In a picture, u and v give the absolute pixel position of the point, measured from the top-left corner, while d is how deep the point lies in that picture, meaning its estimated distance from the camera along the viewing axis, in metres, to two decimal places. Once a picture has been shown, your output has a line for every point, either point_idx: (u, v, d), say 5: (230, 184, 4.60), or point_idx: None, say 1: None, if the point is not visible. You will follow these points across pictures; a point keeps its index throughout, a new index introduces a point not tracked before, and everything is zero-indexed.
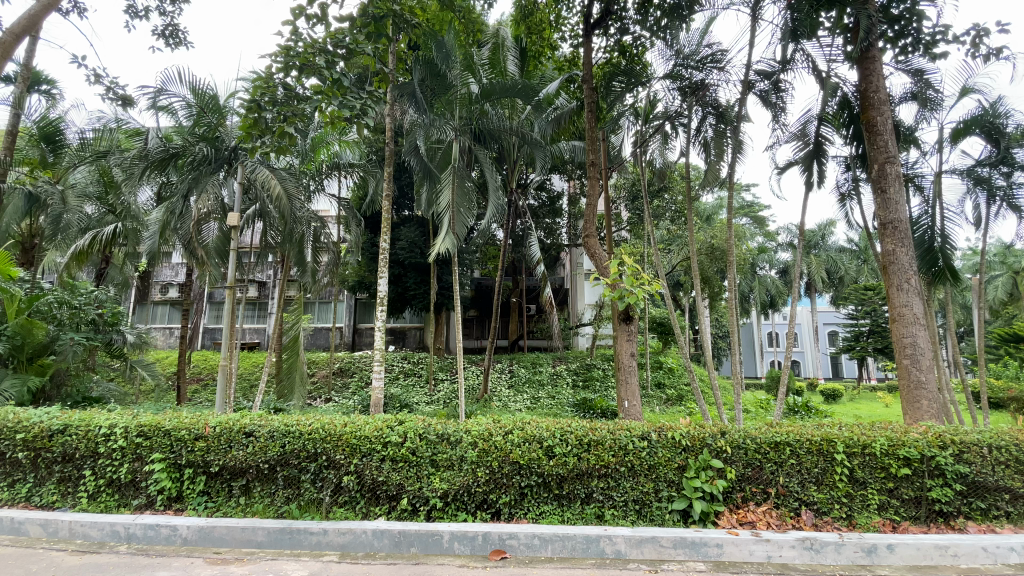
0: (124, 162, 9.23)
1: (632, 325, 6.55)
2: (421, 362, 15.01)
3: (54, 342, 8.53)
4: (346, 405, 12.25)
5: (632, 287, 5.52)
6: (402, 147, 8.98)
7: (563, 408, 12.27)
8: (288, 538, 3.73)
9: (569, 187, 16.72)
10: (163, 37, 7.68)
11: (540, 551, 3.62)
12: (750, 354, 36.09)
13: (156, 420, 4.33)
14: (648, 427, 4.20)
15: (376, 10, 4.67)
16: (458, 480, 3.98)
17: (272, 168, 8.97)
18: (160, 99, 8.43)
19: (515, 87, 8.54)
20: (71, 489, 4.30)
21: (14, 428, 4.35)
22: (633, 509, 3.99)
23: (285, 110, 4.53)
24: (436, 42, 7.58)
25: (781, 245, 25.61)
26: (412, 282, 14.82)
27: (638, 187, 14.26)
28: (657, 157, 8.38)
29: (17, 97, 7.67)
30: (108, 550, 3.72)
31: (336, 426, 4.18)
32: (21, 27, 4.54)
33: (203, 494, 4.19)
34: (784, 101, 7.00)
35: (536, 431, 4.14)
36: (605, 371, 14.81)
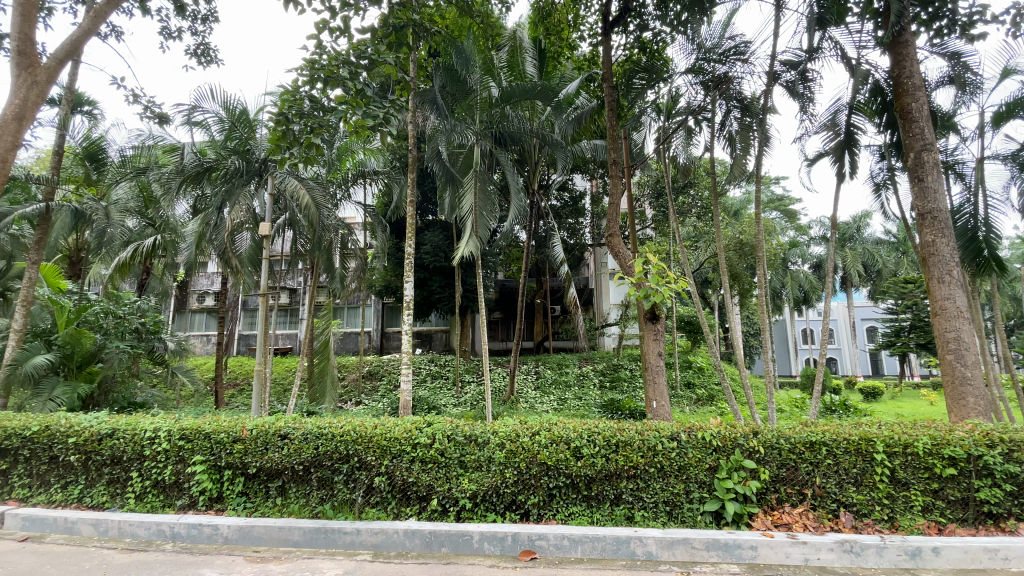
0: (162, 177, 9.64)
1: (659, 324, 6.42)
2: (447, 364, 15.19)
3: (101, 351, 9.02)
4: (376, 407, 12.45)
5: (657, 285, 5.41)
6: (425, 152, 9.05)
7: (591, 408, 12.16)
8: (323, 538, 3.83)
9: (591, 186, 16.60)
10: (196, 55, 8.03)
11: (569, 553, 3.62)
12: (783, 352, 35.17)
13: (196, 424, 4.53)
14: (677, 427, 4.16)
15: (397, 20, 4.81)
16: (487, 481, 4.01)
17: (301, 178, 9.30)
18: (195, 115, 8.80)
19: (536, 89, 8.52)
20: (120, 490, 4.51)
21: (66, 433, 4.58)
22: (663, 511, 3.95)
23: (311, 122, 4.69)
24: (456, 48, 7.77)
25: (814, 239, 24.82)
26: (437, 285, 15.02)
27: (662, 184, 14.06)
28: (681, 154, 8.30)
29: (62, 118, 8.07)
30: (154, 549, 3.88)
31: (366, 429, 4.28)
32: (65, 52, 4.87)
33: (242, 494, 4.32)
34: (812, 91, 6.83)
35: (563, 431, 4.13)
36: (633, 371, 14.66)
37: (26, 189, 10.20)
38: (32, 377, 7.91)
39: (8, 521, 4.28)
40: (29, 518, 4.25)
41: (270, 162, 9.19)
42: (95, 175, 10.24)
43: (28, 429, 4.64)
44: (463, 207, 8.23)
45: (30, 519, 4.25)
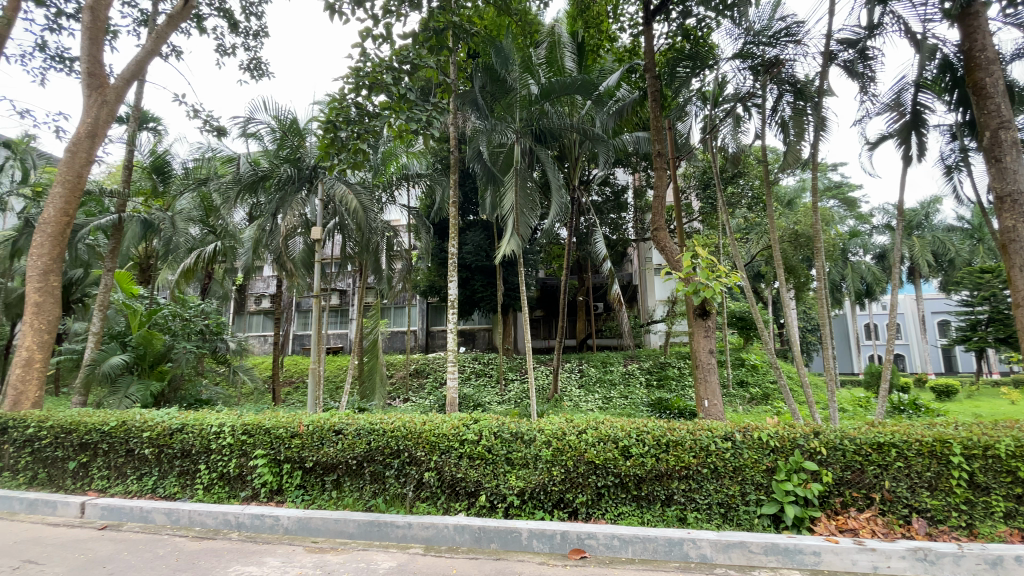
0: (221, 187, 10.21)
1: (710, 320, 6.18)
2: (491, 362, 15.29)
3: (170, 351, 9.70)
4: (423, 404, 12.71)
5: (707, 280, 5.22)
6: (466, 153, 9.17)
7: (638, 407, 11.90)
8: (376, 531, 3.94)
9: (634, 180, 16.28)
10: (249, 70, 8.47)
11: (620, 553, 3.55)
12: (844, 349, 33.32)
13: (257, 420, 4.76)
14: (731, 427, 4.01)
15: (437, 23, 4.89)
16: (534, 479, 4.00)
17: (349, 183, 9.63)
18: (250, 127, 9.27)
19: (575, 84, 8.42)
20: (190, 481, 4.81)
21: (142, 428, 4.93)
22: (718, 513, 3.82)
23: (359, 128, 4.87)
24: (496, 47, 7.86)
25: (877, 228, 23.34)
26: (480, 284, 15.20)
27: (710, 175, 13.64)
28: (729, 143, 8.01)
29: (130, 134, 8.67)
30: (222, 537, 4.11)
31: (416, 424, 4.37)
32: (131, 72, 6.29)
33: (300, 487, 4.52)
34: (873, 70, 6.39)
35: (610, 430, 4.06)
36: (681, 369, 14.26)
37: (102, 202, 11.04)
38: (111, 377, 8.65)
39: (89, 510, 4.61)
40: (108, 507, 4.57)
41: (319, 168, 9.59)
42: (162, 187, 10.98)
43: (106, 425, 5.00)
44: (504, 206, 8.27)
45: (109, 509, 4.57)
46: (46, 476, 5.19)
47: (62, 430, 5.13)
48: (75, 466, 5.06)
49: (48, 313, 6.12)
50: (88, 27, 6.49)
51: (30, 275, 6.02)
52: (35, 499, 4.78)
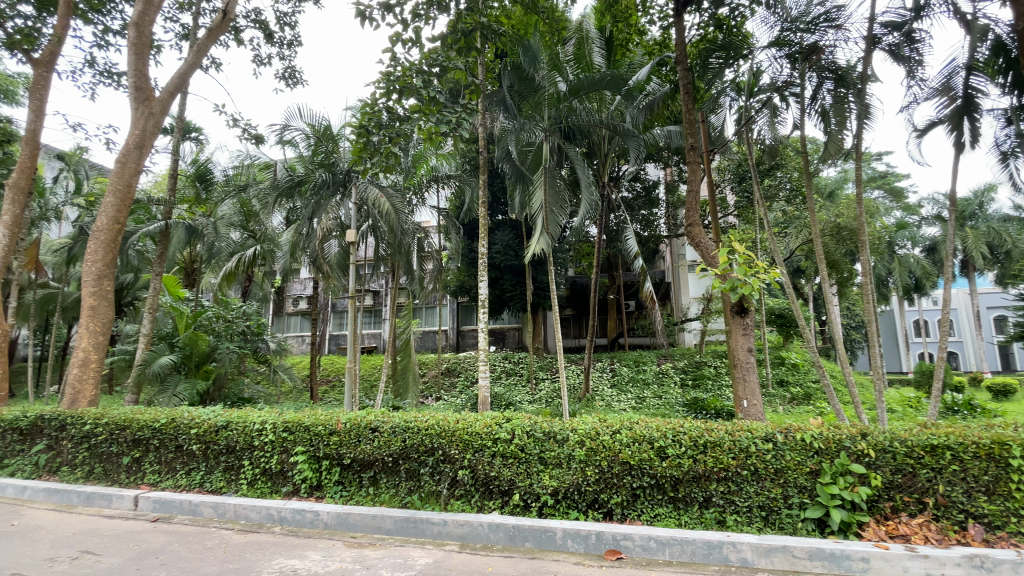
0: (260, 193, 10.58)
1: (748, 317, 6.00)
2: (521, 361, 15.29)
3: (214, 351, 10.14)
4: (455, 403, 12.84)
5: (745, 276, 5.06)
6: (495, 153, 9.23)
7: (672, 407, 11.66)
8: (412, 527, 4.01)
9: (665, 175, 15.99)
10: (284, 78, 8.74)
11: (657, 555, 3.49)
12: (892, 346, 31.79)
13: (297, 417, 4.91)
14: (772, 428, 3.89)
15: (465, 25, 4.93)
16: (568, 478, 3.98)
17: (381, 186, 9.84)
18: (286, 134, 9.58)
19: (604, 79, 8.26)
20: (235, 476, 4.99)
21: (190, 425, 5.16)
22: (759, 516, 3.70)
23: (390, 132, 4.95)
24: (524, 46, 7.90)
25: (926, 219, 22.17)
26: (509, 283, 15.24)
27: (745, 168, 13.27)
28: (766, 135, 7.77)
29: (174, 144, 9.09)
30: (265, 531, 4.26)
31: (449, 423, 4.42)
32: (174, 84, 6.57)
33: (338, 483, 4.63)
34: (921, 53, 6.05)
35: (645, 430, 4.00)
36: (717, 369, 13.91)
37: (150, 210, 11.61)
38: (160, 376, 9.14)
39: (142, 503, 4.85)
40: (160, 501, 4.80)
41: (353, 172, 9.84)
42: (204, 194, 11.48)
43: (157, 422, 5.26)
44: (533, 204, 8.26)
45: (160, 502, 4.80)
46: (102, 471, 5.48)
47: (117, 427, 5.42)
48: (129, 461, 5.34)
49: (102, 315, 6.47)
50: (133, 43, 6.83)
51: (85, 280, 6.37)
52: (93, 492, 5.06)
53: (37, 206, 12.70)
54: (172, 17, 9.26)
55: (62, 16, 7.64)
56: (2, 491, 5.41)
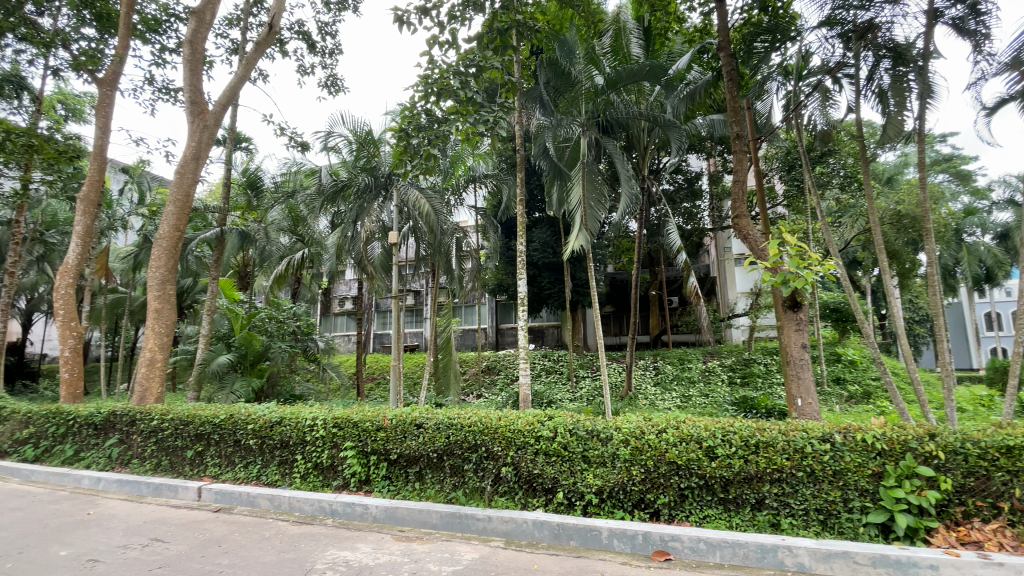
0: (307, 199, 11.00)
1: (801, 312, 5.73)
2: (561, 359, 15.21)
3: (268, 351, 10.65)
4: (496, 400, 12.92)
5: (797, 269, 4.82)
6: (533, 150, 9.16)
7: (720, 406, 11.29)
8: (458, 522, 4.06)
9: (708, 166, 15.50)
10: (326, 86, 9.04)
11: (707, 557, 3.40)
12: (960, 341, 29.63)
13: (346, 414, 5.09)
14: (829, 428, 3.72)
15: (501, 23, 4.93)
16: (613, 477, 3.93)
17: (421, 188, 10.04)
18: (330, 141, 9.88)
19: (643, 70, 8.17)
20: (288, 470, 5.20)
21: (247, 420, 5.43)
22: (816, 520, 3.53)
23: (430, 134, 5.04)
24: (560, 41, 7.85)
25: (997, 203, 20.50)
26: (547, 281, 15.21)
27: (794, 155, 12.68)
28: (818, 120, 7.51)
29: (227, 154, 9.56)
30: (318, 522, 4.44)
31: (492, 420, 4.46)
32: (225, 98, 6.92)
33: (386, 478, 4.75)
34: (988, 26, 5.59)
35: (693, 430, 3.90)
36: (767, 366, 13.36)
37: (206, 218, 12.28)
38: (218, 374, 9.70)
39: (205, 494, 5.14)
40: (221, 492, 5.07)
41: (394, 175, 10.08)
42: (255, 201, 12.02)
43: (218, 418, 5.57)
44: (571, 200, 8.18)
45: (221, 493, 5.08)
46: (168, 463, 5.84)
47: (182, 422, 5.78)
48: (192, 454, 5.67)
49: (166, 318, 6.89)
50: (188, 59, 7.23)
51: (150, 284, 6.81)
52: (161, 483, 5.41)
53: (106, 216, 13.67)
54: (223, 34, 9.76)
55: (123, 37, 8.17)
56: (81, 482, 5.85)
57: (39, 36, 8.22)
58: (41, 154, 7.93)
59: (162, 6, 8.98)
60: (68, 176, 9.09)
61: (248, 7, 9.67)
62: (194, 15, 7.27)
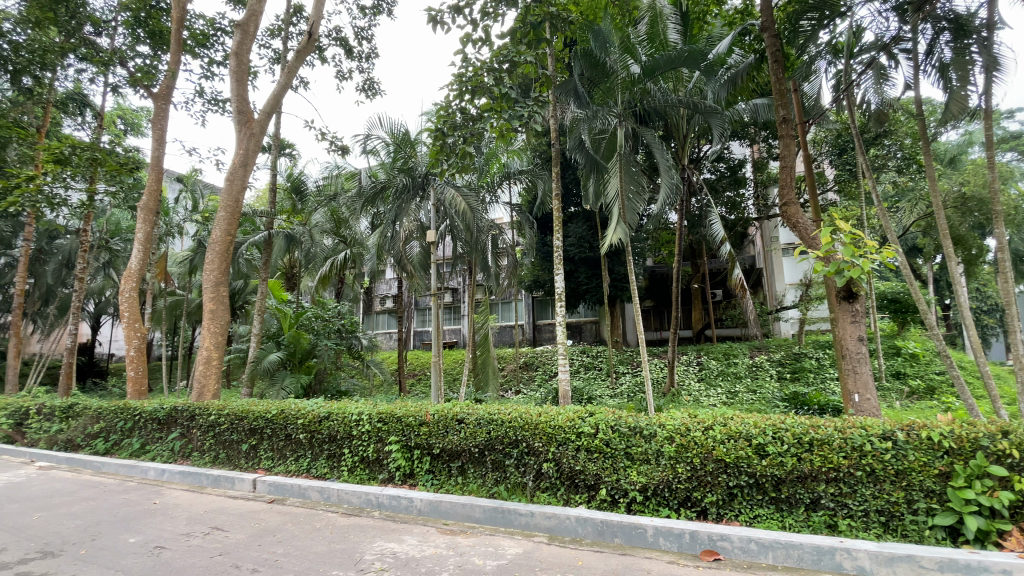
0: (349, 201, 11.31)
1: (858, 303, 5.43)
2: (600, 355, 15.05)
3: (315, 348, 11.09)
4: (535, 396, 12.94)
5: (852, 258, 4.54)
6: (568, 144, 9.08)
7: (768, 402, 10.88)
8: (501, 517, 4.09)
9: (752, 153, 14.92)
10: (364, 90, 9.25)
11: (759, 558, 3.28)
12: None
13: (390, 409, 5.21)
14: (890, 425, 3.52)
15: (535, 17, 4.85)
16: (657, 475, 3.85)
17: (457, 187, 10.17)
18: (369, 143, 10.12)
19: (681, 56, 7.87)
20: (336, 464, 5.37)
21: (296, 415, 5.66)
22: (877, 521, 3.35)
23: (465, 132, 5.07)
24: (593, 31, 7.66)
25: None
26: (585, 276, 15.07)
27: (846, 138, 12.04)
28: (872, 99, 7.15)
29: (273, 160, 9.95)
30: (366, 514, 4.57)
31: (532, 416, 4.47)
32: (269, 106, 7.19)
33: (429, 472, 4.83)
34: None
35: (741, 427, 3.77)
36: (819, 361, 12.77)
37: (255, 222, 12.84)
38: (269, 371, 10.17)
39: (259, 486, 5.38)
40: (274, 484, 5.30)
41: (431, 175, 10.25)
42: (300, 205, 12.49)
43: (269, 413, 5.82)
44: (608, 192, 8.05)
45: (275, 485, 5.30)
46: (225, 456, 6.15)
47: (237, 417, 6.08)
48: (247, 447, 5.94)
49: (221, 318, 7.26)
50: (234, 70, 7.55)
51: (205, 286, 7.18)
52: (219, 474, 5.70)
53: (164, 224, 14.49)
54: (265, 44, 10.15)
55: (175, 53, 8.62)
56: (146, 473, 6.24)
57: (98, 55, 8.76)
58: (104, 166, 8.49)
59: (209, 20, 9.40)
60: (128, 187, 9.69)
61: (288, 17, 10.01)
62: (239, 27, 7.59)
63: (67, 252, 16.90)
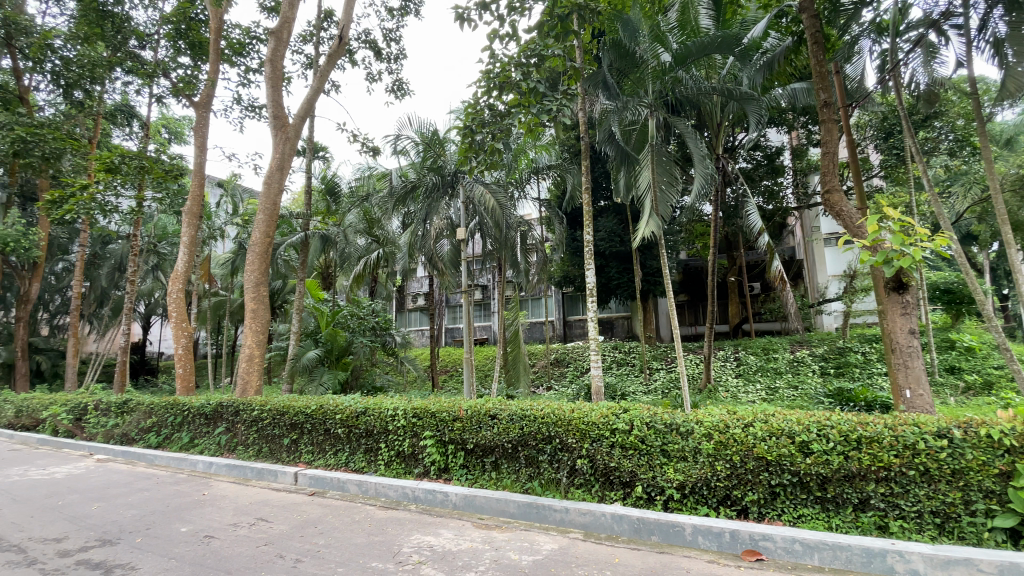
0: (381, 201, 11.50)
1: (908, 295, 5.16)
2: (633, 350, 14.84)
3: (351, 345, 11.39)
4: (567, 392, 12.88)
5: (901, 247, 4.29)
6: (597, 136, 8.73)
7: (811, 398, 10.48)
8: (535, 513, 4.09)
9: (791, 139, 14.36)
10: (394, 91, 9.36)
11: (804, 559, 3.17)
12: None
13: (424, 405, 5.28)
14: (946, 421, 3.33)
15: (562, 9, 4.76)
16: (695, 473, 3.77)
17: (486, 184, 10.21)
18: (399, 143, 10.26)
19: (715, 42, 7.76)
20: (373, 458, 5.48)
21: (335, 410, 5.81)
22: (932, 523, 3.18)
23: (494, 128, 5.09)
24: (622, 21, 7.61)
25: None
26: (615, 271, 14.90)
27: (893, 120, 11.47)
28: (920, 78, 6.80)
29: (307, 162, 10.21)
30: (403, 508, 4.65)
31: (565, 412, 4.45)
32: (303, 111, 7.37)
33: (463, 467, 4.88)
34: None
35: (783, 424, 3.66)
36: (866, 355, 12.21)
37: (292, 224, 13.22)
38: (308, 368, 10.49)
39: (301, 479, 5.56)
40: (315, 477, 5.46)
41: (460, 173, 10.32)
42: (335, 207, 12.84)
43: (309, 408, 6.00)
44: (640, 184, 7.91)
45: (315, 478, 5.46)
46: (268, 450, 6.37)
47: (278, 412, 6.28)
48: (288, 441, 6.14)
49: (262, 317, 7.52)
50: (270, 77, 7.79)
51: (247, 287, 7.43)
52: (262, 468, 5.92)
53: (207, 228, 15.06)
54: (298, 50, 10.41)
55: (213, 63, 8.95)
56: (195, 466, 6.55)
57: (143, 67, 9.17)
58: (151, 174, 8.93)
59: (245, 29, 9.71)
60: (173, 192, 10.13)
61: (319, 23, 10.24)
62: (273, 35, 7.80)
63: (118, 257, 17.82)
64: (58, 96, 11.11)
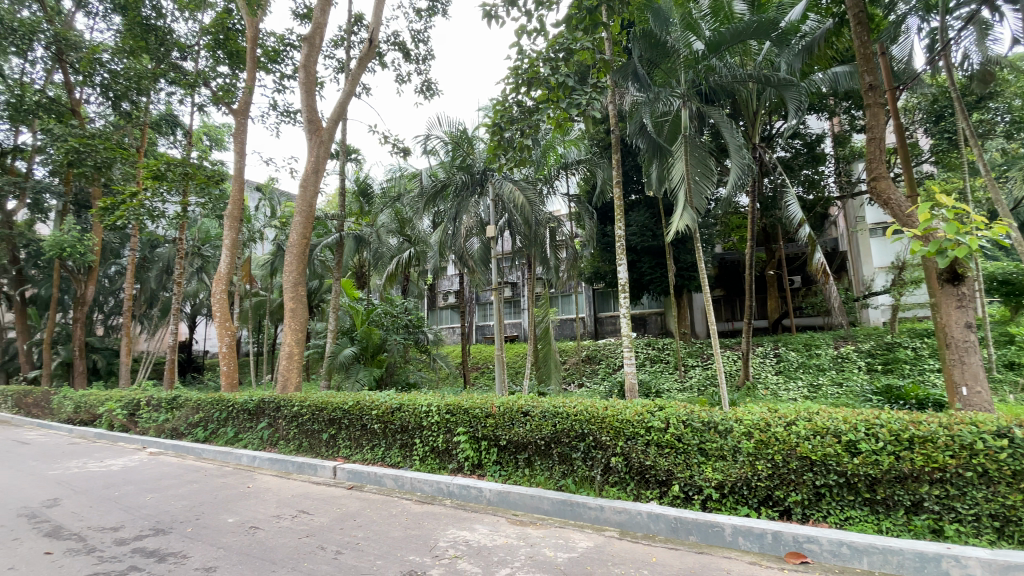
0: (411, 201, 11.66)
1: (964, 286, 4.87)
2: (666, 347, 14.59)
3: (385, 343, 11.63)
4: (599, 389, 12.78)
5: (957, 235, 4.04)
6: (629, 129, 8.85)
7: (856, 395, 10.05)
8: (569, 510, 4.08)
9: (832, 126, 13.77)
10: (422, 91, 9.46)
11: (852, 562, 3.04)
12: None
13: (457, 401, 5.33)
14: (1006, 420, 3.13)
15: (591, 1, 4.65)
16: (735, 472, 3.67)
17: (515, 181, 10.20)
18: (429, 143, 10.38)
19: (749, 28, 7.45)
20: (409, 453, 5.57)
21: (371, 406, 5.93)
22: (991, 527, 3.00)
23: (523, 125, 5.08)
24: (652, 10, 7.61)
25: None
26: (647, 266, 14.66)
27: (943, 102, 10.89)
28: (973, 56, 6.44)
29: (340, 164, 10.45)
30: (438, 502, 4.71)
31: (598, 409, 4.41)
32: (335, 114, 7.54)
33: (497, 463, 4.90)
34: None
35: (828, 422, 3.52)
36: (916, 351, 11.61)
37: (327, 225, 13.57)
38: (344, 365, 10.79)
39: (339, 473, 5.71)
40: (352, 471, 5.60)
41: (488, 170, 10.35)
42: (367, 207, 13.09)
43: (346, 404, 6.16)
44: (672, 176, 7.75)
45: (353, 472, 5.59)
46: (308, 445, 6.56)
47: (317, 408, 6.47)
48: (327, 436, 6.31)
49: (300, 316, 7.74)
50: (303, 82, 8.00)
51: (286, 286, 7.67)
52: (303, 462, 6.11)
53: (247, 230, 15.65)
54: (330, 55, 10.64)
55: (250, 71, 9.24)
56: (240, 459, 6.82)
57: (185, 78, 9.56)
58: (194, 180, 9.32)
59: (279, 37, 9.99)
60: (215, 197, 10.56)
61: (349, 27, 10.43)
62: (306, 41, 8.00)
63: (166, 260, 18.70)
64: (108, 108, 11.71)
